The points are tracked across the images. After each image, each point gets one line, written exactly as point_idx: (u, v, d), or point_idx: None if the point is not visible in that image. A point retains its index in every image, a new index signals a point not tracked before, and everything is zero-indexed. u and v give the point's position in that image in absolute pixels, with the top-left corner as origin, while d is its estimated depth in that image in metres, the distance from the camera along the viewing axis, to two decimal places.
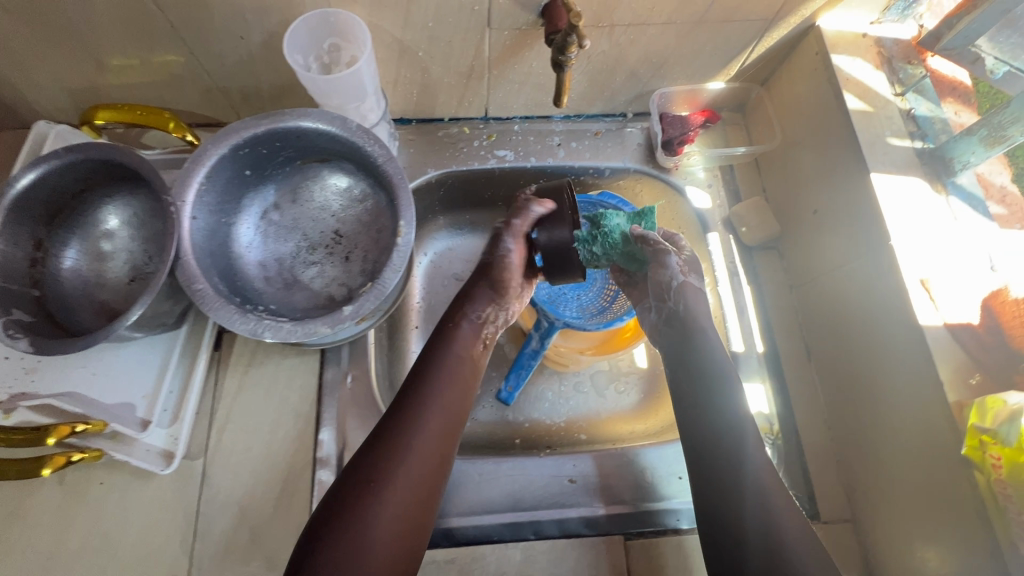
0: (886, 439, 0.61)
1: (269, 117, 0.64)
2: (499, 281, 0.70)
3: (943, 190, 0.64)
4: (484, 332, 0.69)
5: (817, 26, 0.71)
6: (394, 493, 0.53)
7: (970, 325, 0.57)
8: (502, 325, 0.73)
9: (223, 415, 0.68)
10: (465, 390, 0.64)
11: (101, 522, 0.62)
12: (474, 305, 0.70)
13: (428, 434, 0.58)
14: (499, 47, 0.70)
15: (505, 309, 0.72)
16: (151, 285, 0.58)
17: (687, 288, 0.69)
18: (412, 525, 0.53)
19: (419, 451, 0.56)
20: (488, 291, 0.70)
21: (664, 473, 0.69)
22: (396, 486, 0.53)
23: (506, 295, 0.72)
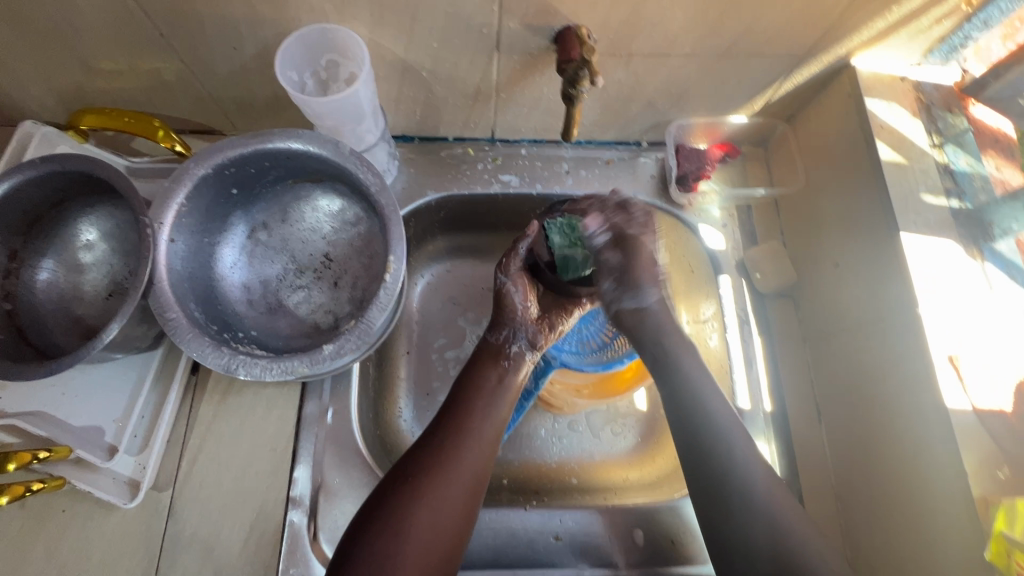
0: (898, 525, 0.56)
1: (257, 137, 0.61)
2: (511, 308, 0.68)
3: (979, 255, 0.59)
4: (504, 354, 0.66)
5: (851, 66, 0.66)
6: (433, 506, 0.52)
7: (1001, 412, 0.52)
8: (529, 349, 0.67)
9: (196, 445, 0.64)
10: (509, 407, 0.62)
11: (59, 554, 0.59)
12: (495, 331, 0.67)
13: (471, 444, 0.57)
14: (508, 71, 0.65)
15: (524, 332, 0.67)
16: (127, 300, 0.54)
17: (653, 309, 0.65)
18: (450, 542, 0.52)
19: (462, 468, 0.55)
20: (506, 316, 0.67)
21: (656, 535, 0.65)
22: (436, 498, 0.52)
23: (524, 319, 0.68)
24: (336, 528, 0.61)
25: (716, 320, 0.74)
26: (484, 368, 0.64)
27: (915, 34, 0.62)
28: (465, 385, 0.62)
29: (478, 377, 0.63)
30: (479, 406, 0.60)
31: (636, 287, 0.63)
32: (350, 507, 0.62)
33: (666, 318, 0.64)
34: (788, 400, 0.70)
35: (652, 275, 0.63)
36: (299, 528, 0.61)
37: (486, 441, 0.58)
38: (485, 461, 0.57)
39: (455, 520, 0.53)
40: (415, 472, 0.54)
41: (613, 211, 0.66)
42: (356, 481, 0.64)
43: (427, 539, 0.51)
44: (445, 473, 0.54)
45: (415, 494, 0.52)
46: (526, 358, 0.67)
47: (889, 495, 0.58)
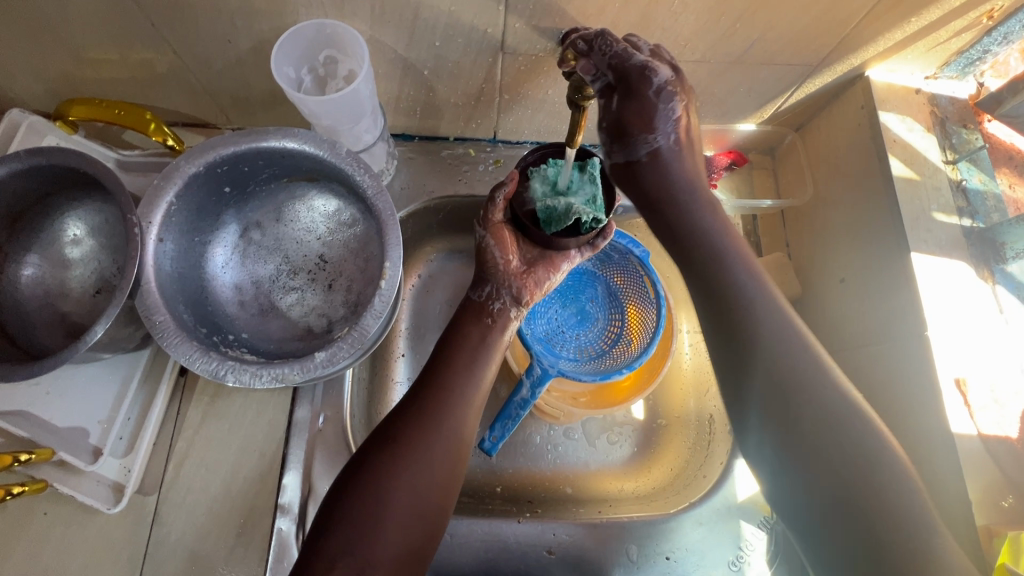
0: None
1: (252, 134, 0.59)
2: (492, 264, 0.62)
3: (990, 277, 0.57)
4: (487, 312, 0.62)
5: (865, 77, 0.64)
6: (414, 470, 0.49)
7: (1007, 439, 0.51)
8: (513, 305, 0.62)
9: (183, 448, 0.63)
10: (494, 367, 0.59)
11: (40, 558, 0.58)
12: (477, 288, 0.63)
13: (452, 406, 0.54)
14: (512, 72, 0.63)
15: (508, 288, 0.62)
16: (116, 299, 0.52)
17: (664, 158, 0.55)
18: (432, 507, 0.49)
19: (442, 431, 0.52)
20: (489, 272, 0.63)
21: (650, 551, 0.65)
22: (419, 461, 0.49)
23: (507, 274, 0.62)
24: None
25: None
26: (464, 327, 0.60)
27: (932, 46, 0.60)
28: (446, 344, 0.59)
29: (459, 338, 0.59)
30: (460, 367, 0.57)
31: (633, 135, 0.54)
32: None
33: (676, 168, 0.55)
34: None
35: (653, 118, 0.53)
36: (287, 536, 0.60)
37: (470, 404, 0.55)
38: (468, 423, 0.54)
39: (439, 484, 0.50)
40: (395, 434, 0.51)
41: (604, 43, 0.51)
42: None
43: (410, 502, 0.48)
44: (424, 437, 0.51)
45: (396, 456, 0.49)
46: (512, 315, 0.62)
47: None
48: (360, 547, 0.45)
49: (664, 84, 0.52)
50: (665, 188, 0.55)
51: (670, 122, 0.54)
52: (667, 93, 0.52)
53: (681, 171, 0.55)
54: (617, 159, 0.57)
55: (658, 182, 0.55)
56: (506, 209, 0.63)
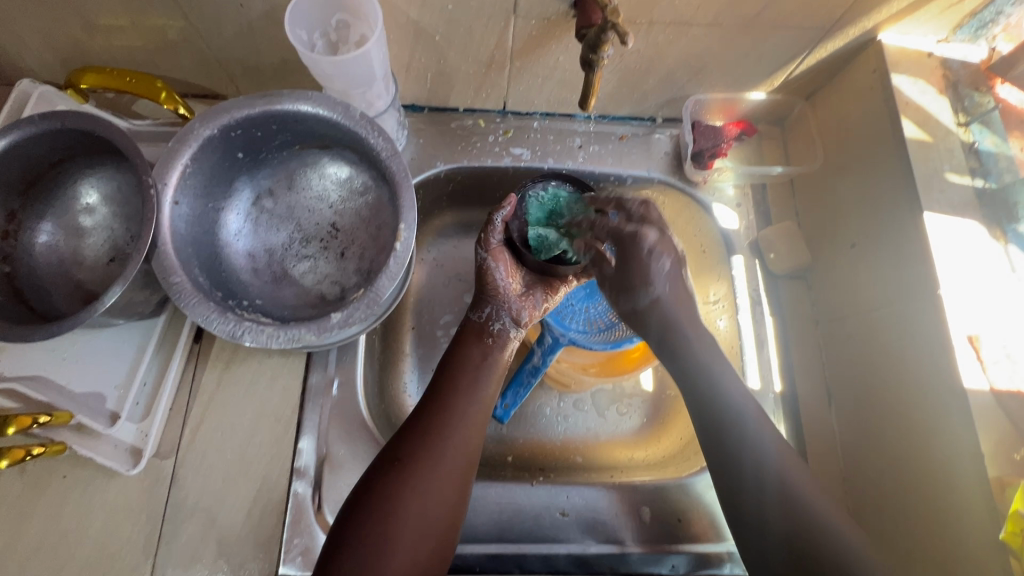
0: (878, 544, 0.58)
1: (265, 98, 0.59)
2: (492, 285, 0.66)
3: (1001, 237, 0.57)
4: (487, 332, 0.65)
5: (877, 40, 0.64)
6: (423, 489, 0.51)
7: (1021, 393, 0.51)
8: (512, 326, 0.66)
9: (199, 414, 0.63)
10: (496, 385, 0.62)
11: (61, 519, 0.58)
12: (477, 309, 0.67)
13: (457, 426, 0.56)
14: (523, 37, 0.63)
15: (507, 310, 0.66)
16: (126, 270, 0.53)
17: (661, 303, 0.62)
18: (443, 523, 0.51)
19: (449, 446, 0.55)
20: (490, 295, 0.66)
21: (664, 514, 0.65)
22: (426, 481, 0.52)
23: (506, 295, 0.66)
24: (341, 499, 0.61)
25: (726, 301, 0.74)
26: (467, 347, 0.63)
27: (946, 7, 0.59)
28: (450, 365, 0.61)
29: (461, 357, 0.62)
30: (463, 385, 0.60)
31: (632, 286, 0.62)
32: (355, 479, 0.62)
33: (676, 310, 0.62)
34: (799, 383, 0.69)
35: (646, 272, 0.61)
36: (303, 499, 0.61)
37: (472, 422, 0.58)
38: (472, 441, 0.57)
39: (446, 504, 0.52)
40: (402, 455, 0.53)
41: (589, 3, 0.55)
42: (362, 453, 0.64)
43: (419, 521, 0.50)
44: (431, 455, 0.53)
45: (404, 477, 0.52)
46: (511, 336, 0.66)
47: (892, 470, 0.58)
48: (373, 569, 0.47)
49: (652, 245, 0.61)
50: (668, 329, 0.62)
51: (662, 275, 0.62)
52: (657, 252, 0.61)
53: (679, 311, 0.62)
54: (623, 307, 0.64)
55: (663, 324, 0.62)
56: (503, 232, 0.65)
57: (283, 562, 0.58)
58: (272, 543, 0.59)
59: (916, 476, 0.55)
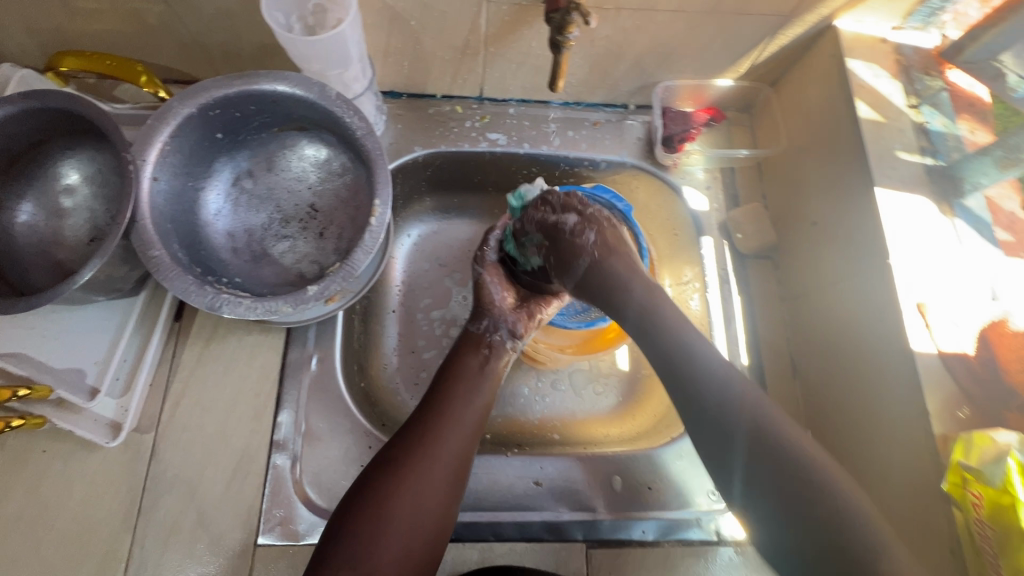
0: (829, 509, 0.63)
1: (243, 78, 0.60)
2: (488, 299, 0.69)
3: (949, 211, 0.61)
4: (484, 342, 0.66)
5: (834, 27, 0.67)
6: (414, 491, 0.52)
7: (965, 355, 0.54)
8: (510, 337, 0.67)
9: (179, 389, 0.65)
10: (491, 391, 0.63)
11: (41, 492, 0.59)
12: (475, 321, 0.68)
13: (452, 431, 0.57)
14: (496, 23, 0.65)
15: (503, 322, 0.68)
16: (102, 247, 0.54)
17: (602, 267, 0.61)
18: (432, 524, 0.52)
19: (443, 451, 0.55)
20: (486, 308, 0.69)
21: (635, 482, 0.67)
22: (417, 484, 0.53)
23: (502, 309, 0.69)
24: (319, 470, 0.63)
25: (696, 280, 0.77)
26: (464, 359, 0.64)
27: None
28: (446, 375, 0.63)
29: (459, 367, 0.63)
30: (459, 393, 0.61)
31: (569, 264, 0.63)
32: (333, 451, 0.64)
33: (616, 270, 0.61)
34: (765, 356, 0.72)
35: (576, 249, 0.63)
36: (283, 471, 0.62)
37: (467, 428, 0.58)
38: (466, 447, 0.57)
39: (436, 508, 0.53)
40: (396, 459, 0.54)
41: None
42: (340, 426, 0.65)
43: (408, 522, 0.51)
44: (424, 458, 0.54)
45: (396, 480, 0.52)
46: (507, 347, 0.67)
47: (850, 435, 0.61)
48: (361, 568, 0.48)
49: (573, 224, 0.64)
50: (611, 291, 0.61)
51: (589, 248, 0.62)
52: (578, 230, 0.63)
53: (620, 269, 0.61)
54: (571, 284, 0.64)
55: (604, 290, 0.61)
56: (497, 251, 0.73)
57: (262, 533, 0.59)
58: (251, 515, 0.60)
59: (873, 439, 0.58)
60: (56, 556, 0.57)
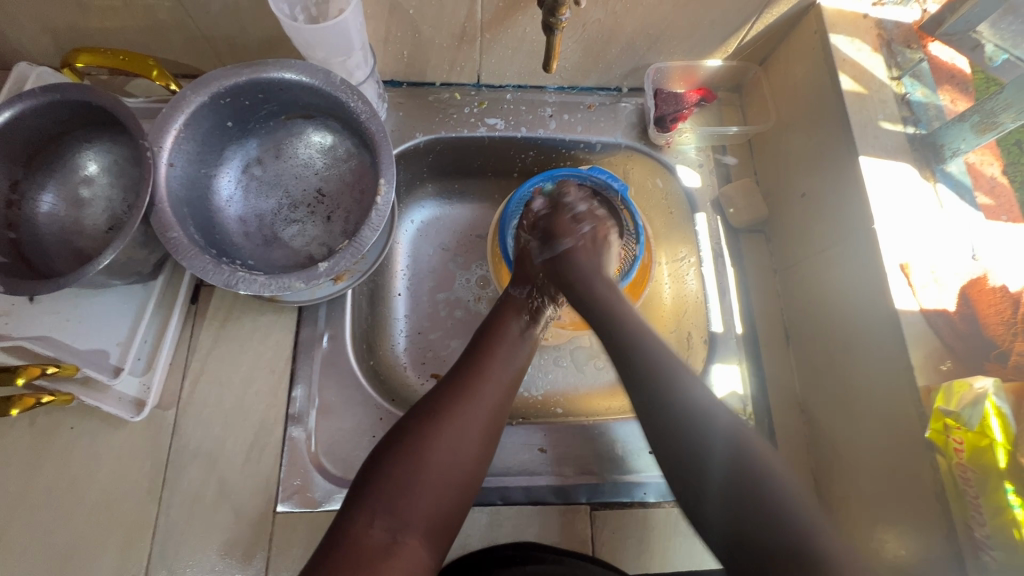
0: (824, 468, 0.65)
1: (251, 67, 0.63)
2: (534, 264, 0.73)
3: (931, 177, 0.63)
4: (527, 309, 0.70)
5: (817, 5, 0.70)
6: (451, 444, 0.55)
7: (946, 312, 0.56)
8: (551, 303, 0.72)
9: (198, 367, 0.68)
10: (526, 357, 0.66)
11: (70, 466, 0.62)
12: (519, 287, 0.71)
13: (488, 392, 0.60)
14: (491, 9, 0.68)
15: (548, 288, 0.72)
16: (124, 231, 0.57)
17: (573, 253, 0.70)
18: (463, 476, 0.55)
19: (480, 408, 0.58)
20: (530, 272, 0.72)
21: (634, 447, 0.69)
22: (454, 435, 0.56)
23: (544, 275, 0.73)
24: (333, 442, 0.65)
25: (692, 256, 0.80)
26: (508, 322, 0.67)
27: None
28: (486, 337, 0.66)
29: (499, 329, 0.66)
30: (498, 356, 0.64)
31: (554, 239, 0.71)
32: (346, 423, 0.66)
33: (585, 261, 0.69)
34: (757, 324, 0.75)
35: (569, 229, 0.72)
36: (298, 442, 0.65)
37: (501, 389, 0.62)
38: (499, 408, 0.60)
39: (470, 462, 0.56)
40: (436, 411, 0.57)
41: None
42: (351, 400, 0.68)
43: (443, 473, 0.54)
44: (462, 414, 0.57)
45: (435, 432, 0.55)
46: (545, 313, 0.71)
47: (839, 394, 0.64)
48: (398, 510, 0.51)
49: (578, 213, 0.74)
50: (578, 274, 0.67)
51: (578, 234, 0.71)
52: (580, 218, 0.73)
53: (587, 263, 0.69)
54: (543, 258, 0.71)
55: (574, 270, 0.68)
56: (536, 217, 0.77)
57: (280, 501, 0.62)
58: (270, 484, 0.63)
59: (859, 396, 0.61)
60: (88, 524, 0.61)
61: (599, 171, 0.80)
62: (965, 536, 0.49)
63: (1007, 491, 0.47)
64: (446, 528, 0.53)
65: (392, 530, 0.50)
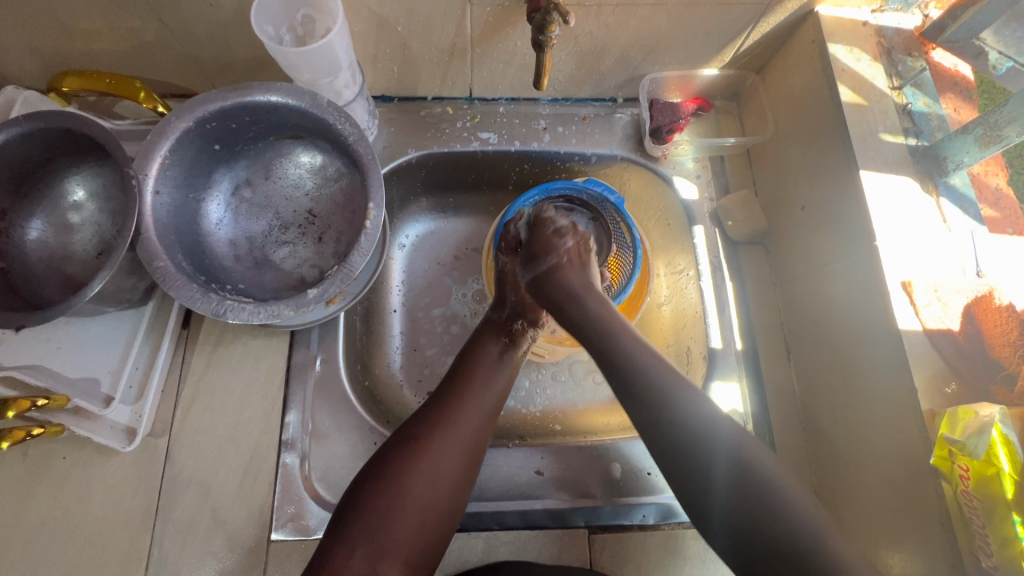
0: (827, 488, 0.64)
1: (237, 90, 0.62)
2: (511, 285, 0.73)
3: (934, 190, 0.61)
4: (505, 330, 0.70)
5: (815, 13, 0.68)
6: (432, 471, 0.55)
7: (951, 332, 0.55)
8: (531, 326, 0.72)
9: (190, 394, 0.67)
10: (508, 379, 0.66)
11: (62, 497, 0.62)
12: (497, 311, 0.72)
13: (469, 415, 0.60)
14: (481, 24, 0.67)
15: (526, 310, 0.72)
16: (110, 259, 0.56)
17: (560, 272, 0.68)
18: (445, 503, 0.55)
19: (461, 432, 0.59)
20: (508, 295, 0.73)
21: (633, 468, 0.68)
22: (434, 460, 0.56)
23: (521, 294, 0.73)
24: (327, 468, 0.65)
25: (690, 269, 0.78)
26: (487, 343, 0.68)
27: None
28: (467, 358, 0.66)
29: (479, 351, 0.67)
30: (479, 379, 0.64)
31: (538, 257, 0.70)
32: (340, 449, 0.66)
33: (573, 279, 0.67)
34: (758, 339, 0.73)
35: (552, 246, 0.70)
36: (292, 469, 0.64)
37: (483, 411, 0.62)
38: (482, 431, 0.60)
39: (451, 486, 0.56)
40: (416, 435, 0.57)
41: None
42: (345, 424, 0.67)
43: (424, 499, 0.54)
44: (443, 438, 0.57)
45: (415, 457, 0.55)
46: (526, 335, 0.71)
47: (841, 414, 0.63)
48: (377, 538, 0.51)
49: (561, 226, 0.72)
50: (567, 294, 0.66)
51: (562, 251, 0.70)
52: (562, 231, 0.71)
53: (575, 282, 0.67)
54: (529, 279, 0.70)
55: (561, 288, 0.66)
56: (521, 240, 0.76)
57: (274, 529, 0.62)
58: (263, 512, 0.62)
59: (861, 417, 0.60)
60: (81, 556, 0.60)
61: (596, 183, 0.78)
62: (971, 566, 0.48)
63: (1014, 522, 0.45)
64: (425, 558, 0.53)
65: (372, 559, 0.50)
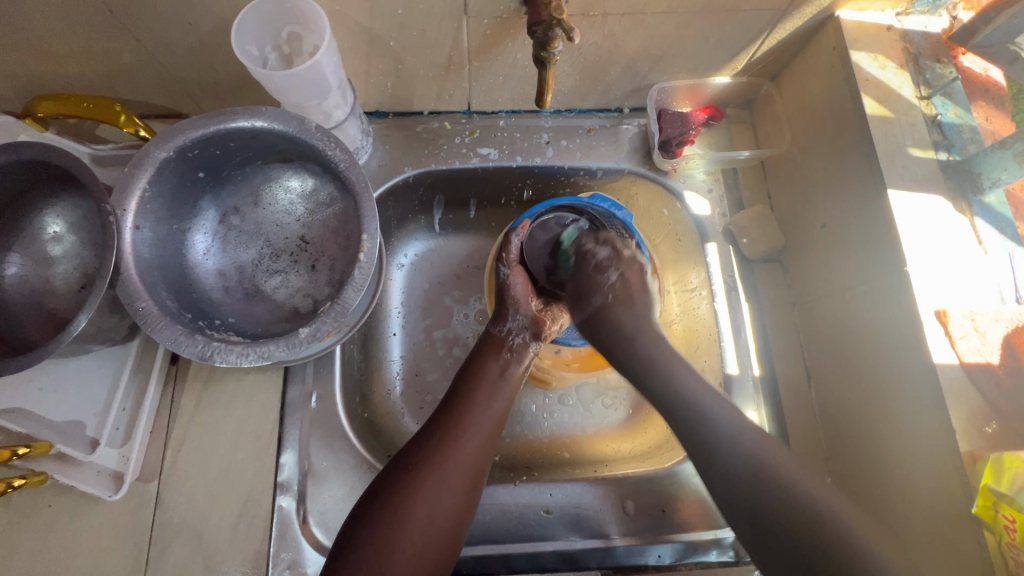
0: None
1: (217, 116, 0.59)
2: (512, 297, 0.69)
3: (968, 210, 0.57)
4: (506, 346, 0.66)
5: (836, 17, 0.64)
6: (430, 504, 0.51)
7: (990, 366, 0.51)
8: (531, 339, 0.67)
9: (180, 434, 0.64)
10: (507, 400, 0.62)
11: (48, 547, 0.59)
12: (498, 324, 0.68)
13: (470, 440, 0.56)
14: (479, 37, 0.62)
15: (525, 323, 0.68)
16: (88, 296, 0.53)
17: (607, 312, 0.65)
18: (443, 536, 0.51)
19: (461, 460, 0.55)
20: (508, 309, 0.69)
21: (648, 504, 0.65)
22: (433, 491, 0.52)
23: (522, 303, 0.69)
24: (326, 511, 0.62)
25: (703, 288, 0.73)
26: (487, 361, 0.64)
27: None
28: (466, 377, 0.62)
29: (479, 369, 0.63)
30: (479, 399, 0.60)
31: (583, 296, 0.67)
32: (338, 490, 0.62)
33: (623, 318, 0.63)
34: (777, 364, 0.69)
35: (597, 284, 0.67)
36: (288, 513, 0.61)
37: (483, 434, 0.58)
38: (483, 456, 0.57)
39: (450, 516, 0.52)
40: (415, 463, 0.53)
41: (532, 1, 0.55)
42: (344, 463, 0.64)
43: (421, 534, 0.50)
44: (441, 467, 0.54)
45: (413, 491, 0.52)
46: (529, 350, 0.67)
47: (869, 449, 0.59)
48: None
49: (600, 262, 0.68)
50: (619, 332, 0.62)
51: (604, 288, 0.66)
52: (604, 266, 0.68)
53: (622, 319, 0.63)
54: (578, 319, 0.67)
55: (611, 327, 0.63)
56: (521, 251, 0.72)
57: None
58: (259, 560, 0.59)
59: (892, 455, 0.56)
60: None
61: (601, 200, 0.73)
62: None
63: None
64: None
65: None
